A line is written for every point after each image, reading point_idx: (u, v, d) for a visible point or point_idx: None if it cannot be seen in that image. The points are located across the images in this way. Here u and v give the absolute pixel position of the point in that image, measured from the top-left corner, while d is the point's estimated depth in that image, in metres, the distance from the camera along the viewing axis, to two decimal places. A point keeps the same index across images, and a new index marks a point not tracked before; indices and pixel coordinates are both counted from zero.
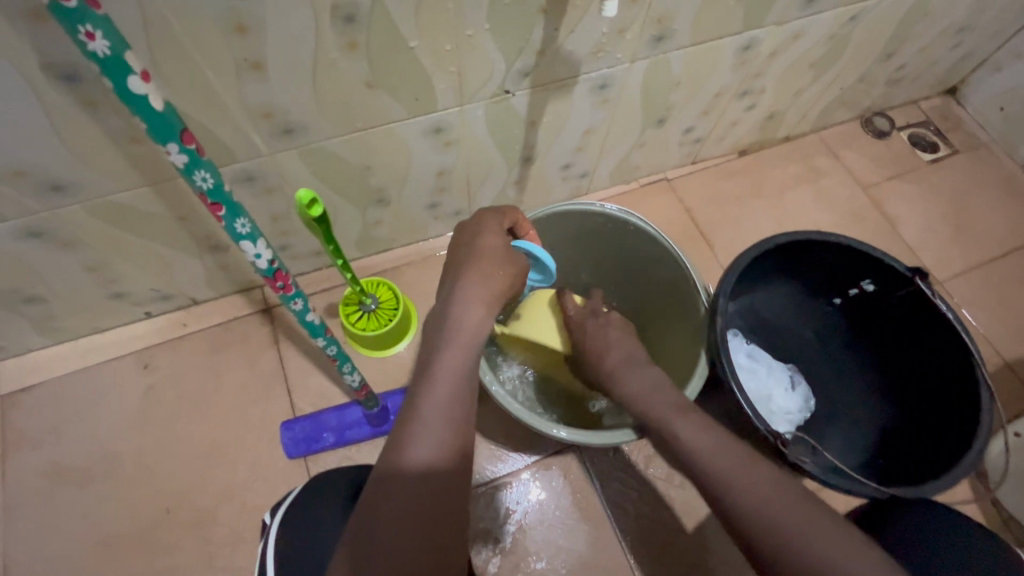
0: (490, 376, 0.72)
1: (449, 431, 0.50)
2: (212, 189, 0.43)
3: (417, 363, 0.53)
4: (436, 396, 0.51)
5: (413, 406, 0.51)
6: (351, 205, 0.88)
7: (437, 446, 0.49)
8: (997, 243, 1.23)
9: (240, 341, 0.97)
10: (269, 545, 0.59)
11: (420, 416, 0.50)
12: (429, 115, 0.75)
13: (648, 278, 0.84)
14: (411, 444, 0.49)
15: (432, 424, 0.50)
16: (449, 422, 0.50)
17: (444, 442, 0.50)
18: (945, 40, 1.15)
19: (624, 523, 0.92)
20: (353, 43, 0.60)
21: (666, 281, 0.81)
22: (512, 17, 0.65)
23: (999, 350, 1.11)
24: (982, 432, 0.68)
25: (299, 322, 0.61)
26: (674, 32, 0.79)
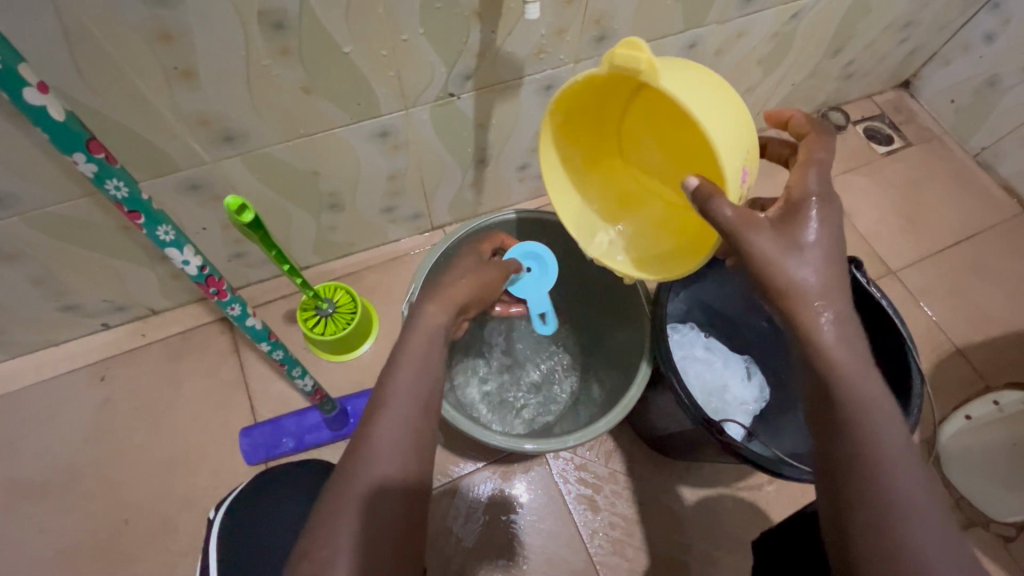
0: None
1: (413, 417, 0.51)
2: (128, 199, 0.44)
3: (386, 355, 0.54)
4: (400, 378, 0.53)
5: (378, 394, 0.52)
6: (303, 212, 0.89)
7: (397, 424, 0.50)
8: (948, 232, 1.26)
9: (199, 349, 0.97)
10: (212, 537, 0.60)
11: (385, 401, 0.51)
12: (372, 120, 0.76)
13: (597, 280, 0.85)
14: (373, 428, 0.50)
15: (396, 405, 0.51)
16: (413, 405, 0.52)
17: (407, 423, 0.51)
18: (892, 34, 1.18)
19: (584, 518, 0.93)
20: (285, 50, 0.61)
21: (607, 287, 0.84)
22: (446, 22, 0.66)
23: (951, 337, 1.14)
24: (911, 418, 0.68)
25: (240, 327, 0.62)
26: (615, 32, 0.80)
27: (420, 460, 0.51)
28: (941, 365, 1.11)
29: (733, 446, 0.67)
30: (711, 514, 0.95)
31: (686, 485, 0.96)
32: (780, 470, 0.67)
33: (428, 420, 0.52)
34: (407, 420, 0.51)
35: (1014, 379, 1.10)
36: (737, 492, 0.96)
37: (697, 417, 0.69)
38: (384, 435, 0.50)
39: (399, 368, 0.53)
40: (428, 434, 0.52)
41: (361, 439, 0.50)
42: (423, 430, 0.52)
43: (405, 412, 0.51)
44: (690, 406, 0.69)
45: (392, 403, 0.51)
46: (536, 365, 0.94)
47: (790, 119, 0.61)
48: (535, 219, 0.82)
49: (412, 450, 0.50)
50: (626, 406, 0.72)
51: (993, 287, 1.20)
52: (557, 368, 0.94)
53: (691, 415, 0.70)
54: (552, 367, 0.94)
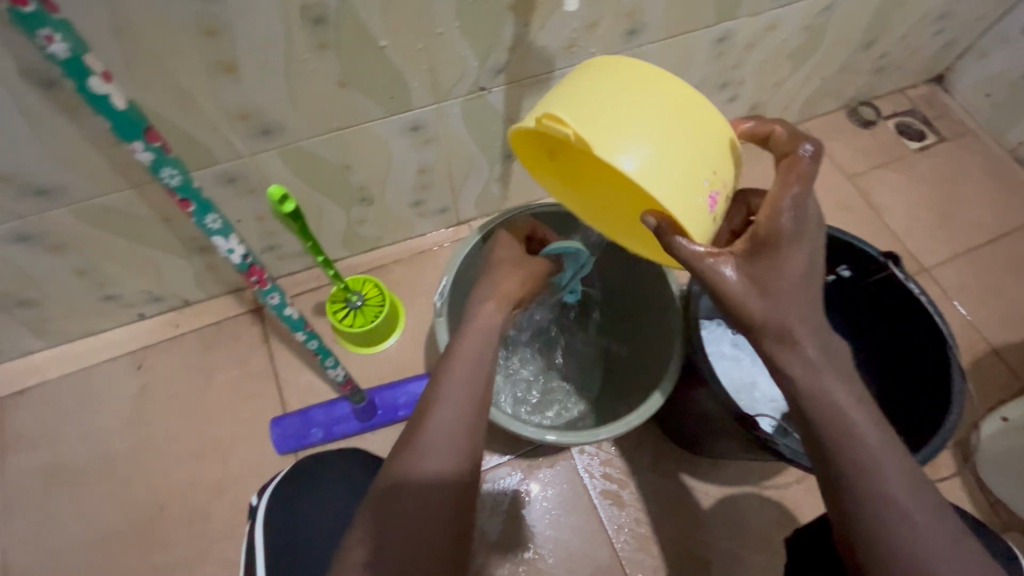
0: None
1: (466, 414, 0.52)
2: (180, 186, 0.45)
3: (445, 349, 0.56)
4: (456, 374, 0.54)
5: (433, 387, 0.53)
6: (334, 204, 0.90)
7: (453, 419, 0.51)
8: (983, 229, 1.23)
9: (231, 341, 0.99)
10: (255, 526, 0.61)
11: (439, 397, 0.52)
12: (405, 114, 0.77)
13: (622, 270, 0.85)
14: (428, 422, 0.51)
15: (450, 401, 0.52)
16: (466, 400, 0.53)
17: (461, 419, 0.52)
18: (927, 27, 1.16)
19: (610, 513, 0.93)
20: (323, 44, 0.62)
21: (633, 276, 0.84)
22: (481, 15, 0.66)
23: (987, 336, 1.11)
24: (953, 410, 0.67)
25: (278, 316, 0.63)
26: (646, 26, 0.80)
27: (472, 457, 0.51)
28: (974, 365, 1.08)
29: (771, 442, 0.66)
30: (737, 512, 0.94)
31: (712, 482, 0.95)
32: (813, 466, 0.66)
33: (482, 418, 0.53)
34: (462, 417, 0.52)
35: None
36: (763, 490, 0.95)
37: (736, 411, 0.68)
38: (436, 432, 0.50)
39: (455, 362, 0.55)
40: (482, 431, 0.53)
41: (417, 435, 0.51)
42: (478, 427, 0.52)
43: (459, 408, 0.52)
44: (727, 399, 0.68)
45: (449, 396, 0.52)
46: (558, 361, 0.94)
47: (771, 134, 0.52)
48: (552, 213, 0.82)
49: (466, 449, 0.51)
50: (662, 397, 0.71)
51: None
52: (577, 365, 0.94)
53: (729, 408, 0.69)
54: (571, 365, 0.94)
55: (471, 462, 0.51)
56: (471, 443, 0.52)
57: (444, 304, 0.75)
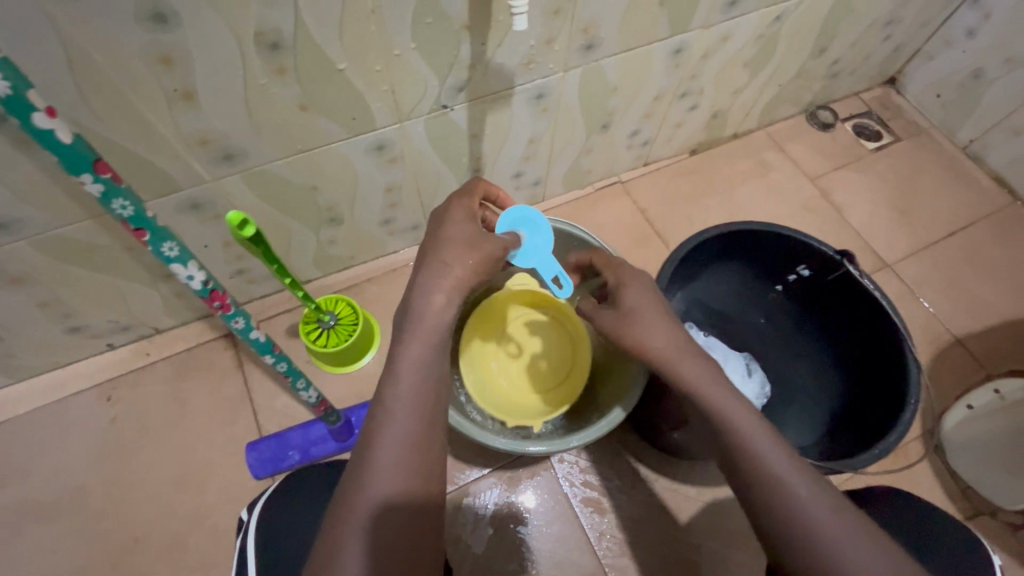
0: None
1: (418, 428, 0.51)
2: (132, 216, 0.45)
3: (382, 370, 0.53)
4: (402, 391, 0.52)
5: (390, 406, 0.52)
6: (303, 225, 0.91)
7: (400, 435, 0.50)
8: (941, 224, 1.27)
9: (205, 366, 0.98)
10: (248, 538, 0.62)
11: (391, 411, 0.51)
12: (368, 134, 0.78)
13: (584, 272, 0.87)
14: (374, 446, 0.50)
15: (394, 419, 0.51)
16: (417, 417, 0.52)
17: (408, 437, 0.51)
18: (875, 33, 1.20)
19: (591, 520, 0.94)
20: (281, 69, 0.63)
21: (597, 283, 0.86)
22: (437, 36, 0.68)
23: (950, 327, 1.14)
24: (909, 402, 0.69)
25: (244, 340, 0.62)
26: (602, 40, 0.82)
27: (422, 474, 0.50)
28: (939, 355, 1.11)
29: None
30: (718, 512, 0.95)
31: (691, 484, 0.96)
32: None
33: (433, 437, 0.52)
34: (409, 436, 0.51)
35: (1015, 366, 1.10)
36: None
37: None
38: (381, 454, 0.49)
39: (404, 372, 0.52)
40: (435, 448, 0.52)
41: (364, 457, 0.50)
42: (426, 443, 0.51)
43: (405, 426, 0.51)
44: None
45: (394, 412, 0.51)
46: None
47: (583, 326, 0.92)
48: None
49: (417, 466, 0.50)
50: (607, 425, 0.73)
51: (989, 276, 1.21)
52: None
53: None
54: None
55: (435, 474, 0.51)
56: (435, 458, 0.52)
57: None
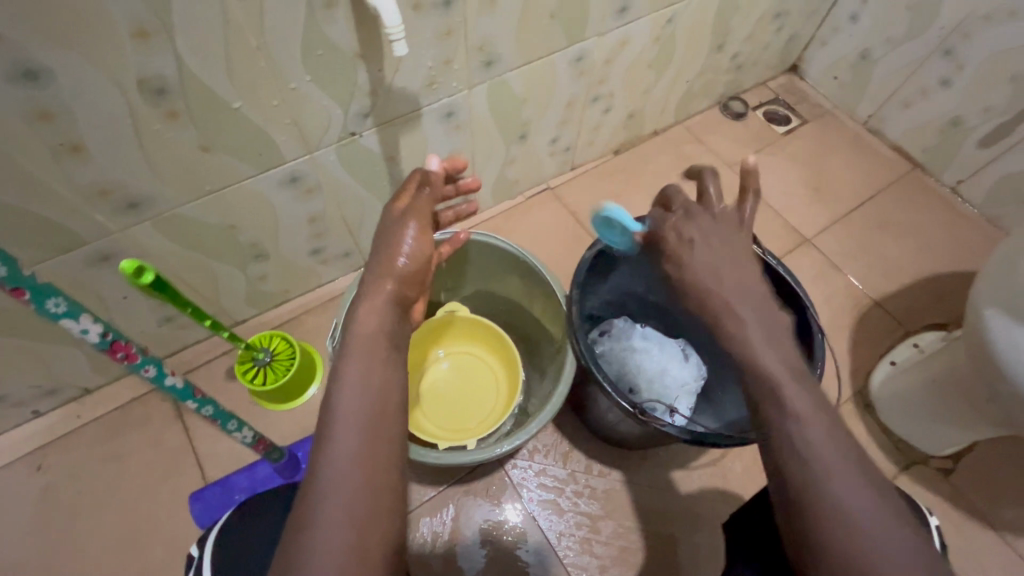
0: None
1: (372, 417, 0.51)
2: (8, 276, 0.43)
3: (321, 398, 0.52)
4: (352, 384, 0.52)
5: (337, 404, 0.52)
6: (228, 265, 0.90)
7: (350, 451, 0.48)
8: (851, 196, 1.35)
9: (141, 420, 0.95)
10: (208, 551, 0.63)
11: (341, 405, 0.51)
12: (280, 168, 0.79)
13: (507, 273, 0.90)
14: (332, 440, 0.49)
15: (342, 438, 0.49)
16: (364, 432, 0.50)
17: (358, 454, 0.49)
18: (767, 25, 1.28)
19: (549, 523, 0.94)
20: (172, 113, 0.63)
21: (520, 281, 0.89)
22: (331, 68, 0.69)
23: (869, 292, 1.22)
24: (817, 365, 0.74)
25: (159, 387, 0.61)
26: (500, 56, 0.86)
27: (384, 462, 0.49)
28: (861, 319, 1.18)
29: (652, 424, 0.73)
30: (673, 496, 0.97)
31: (644, 472, 0.98)
32: (703, 440, 0.73)
33: (383, 449, 0.50)
34: (359, 451, 0.48)
35: (930, 320, 1.18)
36: (693, 469, 0.99)
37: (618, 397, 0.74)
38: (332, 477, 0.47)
39: (343, 392, 0.52)
40: (389, 459, 0.50)
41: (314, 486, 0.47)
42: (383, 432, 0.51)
43: (356, 441, 0.49)
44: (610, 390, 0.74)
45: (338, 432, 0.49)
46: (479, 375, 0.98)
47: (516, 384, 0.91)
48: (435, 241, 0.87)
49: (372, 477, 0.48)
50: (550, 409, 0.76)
51: (899, 240, 1.29)
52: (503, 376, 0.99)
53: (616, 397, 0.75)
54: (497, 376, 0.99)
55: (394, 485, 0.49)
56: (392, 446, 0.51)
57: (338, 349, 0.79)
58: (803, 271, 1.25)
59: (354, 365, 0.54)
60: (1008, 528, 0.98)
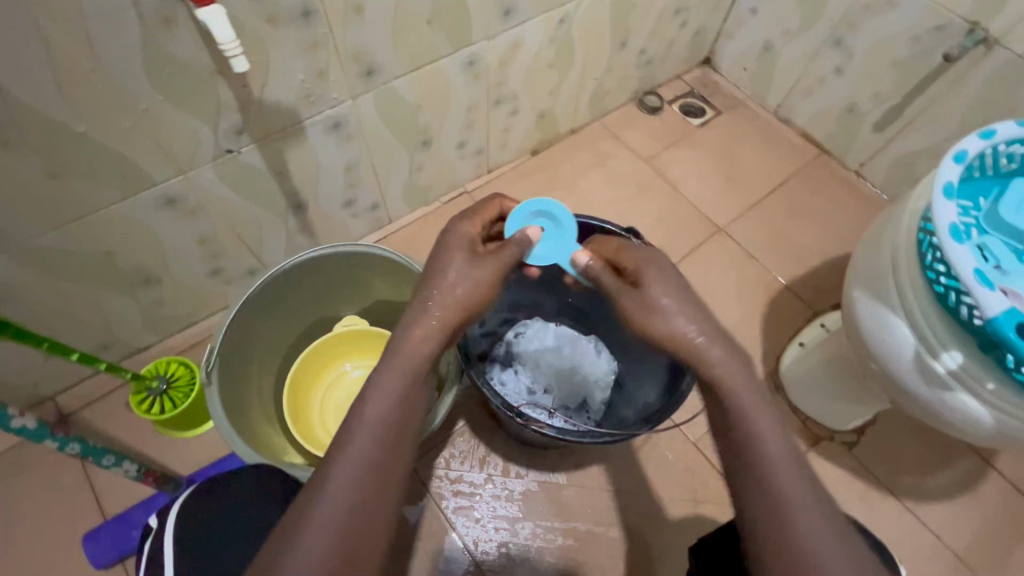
0: (245, 448, 0.73)
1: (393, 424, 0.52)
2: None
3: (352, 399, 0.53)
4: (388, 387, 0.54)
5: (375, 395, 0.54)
6: (113, 293, 0.86)
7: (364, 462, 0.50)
8: (763, 183, 1.39)
9: (33, 459, 0.91)
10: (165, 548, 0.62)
11: (380, 396, 0.53)
12: (150, 191, 0.76)
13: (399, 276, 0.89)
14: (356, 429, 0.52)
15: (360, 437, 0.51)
16: (381, 442, 0.51)
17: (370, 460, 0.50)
18: (670, 21, 1.31)
19: (466, 529, 0.94)
20: (7, 141, 0.60)
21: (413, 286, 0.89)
22: (186, 86, 0.67)
23: (781, 276, 1.26)
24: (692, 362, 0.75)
25: (8, 431, 0.58)
26: (381, 65, 0.85)
27: (383, 482, 0.50)
28: (774, 303, 1.22)
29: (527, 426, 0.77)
30: (591, 492, 0.98)
31: (562, 471, 0.99)
32: (587, 437, 0.76)
33: (394, 467, 0.52)
34: (370, 455, 0.50)
35: (837, 300, 1.23)
36: (610, 465, 1.00)
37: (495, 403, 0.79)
38: (343, 482, 0.49)
39: (378, 389, 0.53)
40: (393, 470, 0.51)
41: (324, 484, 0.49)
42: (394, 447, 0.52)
43: (369, 446, 0.51)
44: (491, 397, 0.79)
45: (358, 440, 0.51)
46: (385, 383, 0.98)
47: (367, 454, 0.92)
48: (319, 256, 0.86)
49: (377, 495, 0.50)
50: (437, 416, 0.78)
51: (808, 224, 1.33)
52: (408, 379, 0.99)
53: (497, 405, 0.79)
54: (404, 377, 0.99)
55: (391, 497, 0.50)
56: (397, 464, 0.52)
57: (213, 374, 0.76)
58: (719, 259, 1.28)
59: None
60: (909, 495, 1.02)
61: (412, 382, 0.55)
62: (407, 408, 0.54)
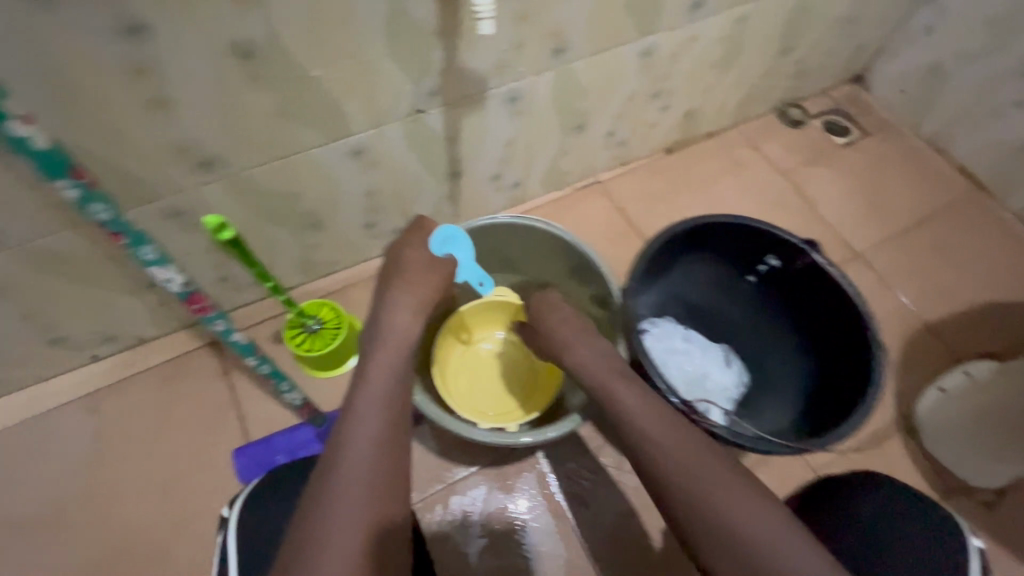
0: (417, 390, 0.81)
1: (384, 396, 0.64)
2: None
3: (353, 380, 0.65)
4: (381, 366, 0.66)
5: (364, 374, 0.66)
6: (285, 231, 0.92)
7: (374, 429, 0.60)
8: (910, 214, 1.31)
9: (188, 374, 0.98)
10: (227, 538, 0.64)
11: (370, 377, 0.65)
12: (346, 139, 0.80)
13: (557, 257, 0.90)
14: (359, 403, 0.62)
15: (366, 408, 0.62)
16: (383, 411, 0.62)
17: (377, 427, 0.61)
18: (838, 32, 1.25)
19: (577, 513, 0.96)
20: (256, 77, 0.64)
21: (571, 268, 0.89)
22: (409, 43, 0.70)
23: (921, 314, 1.18)
24: (873, 377, 0.76)
25: (225, 342, 0.64)
26: (571, 44, 0.85)
27: (388, 444, 0.60)
28: (911, 342, 1.15)
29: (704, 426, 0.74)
30: None
31: None
32: (751, 443, 0.72)
33: (398, 432, 0.62)
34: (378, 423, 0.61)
35: (981, 349, 1.14)
36: None
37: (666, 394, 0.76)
38: (356, 446, 0.59)
39: (375, 369, 0.66)
40: (399, 436, 0.62)
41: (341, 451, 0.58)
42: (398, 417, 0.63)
43: (377, 415, 0.62)
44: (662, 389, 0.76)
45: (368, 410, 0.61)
46: None
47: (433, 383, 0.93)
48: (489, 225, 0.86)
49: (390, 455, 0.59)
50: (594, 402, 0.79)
51: (957, 263, 1.24)
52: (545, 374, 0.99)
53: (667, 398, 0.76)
54: None
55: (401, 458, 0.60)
56: (402, 430, 0.63)
57: None
58: None
59: (393, 356, 0.68)
60: None
61: (406, 349, 0.70)
62: (400, 379, 0.66)
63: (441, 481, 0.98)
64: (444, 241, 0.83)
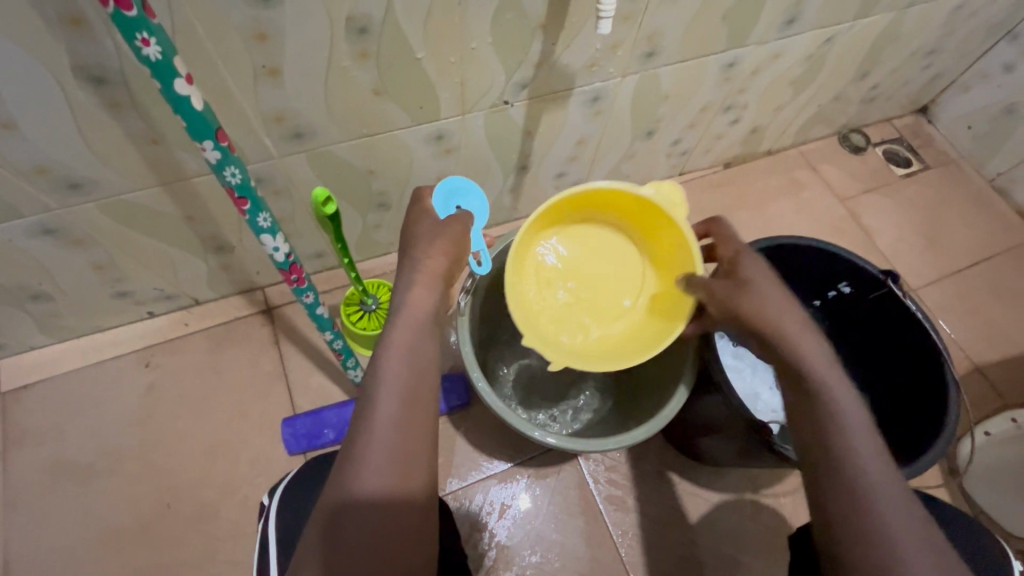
0: (476, 372, 0.75)
1: (407, 382, 0.52)
2: (158, 62, 0.39)
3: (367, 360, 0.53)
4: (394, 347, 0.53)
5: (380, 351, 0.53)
6: (353, 207, 0.92)
7: (388, 422, 0.50)
8: (966, 253, 1.29)
9: (240, 339, 0.99)
10: (267, 525, 0.61)
11: (388, 359, 0.52)
12: (431, 123, 0.80)
13: None
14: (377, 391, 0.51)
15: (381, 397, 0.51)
16: (401, 399, 0.51)
17: (395, 419, 0.50)
18: (915, 61, 1.22)
19: (614, 518, 0.97)
20: (365, 53, 0.65)
21: None
22: (513, 33, 0.69)
23: (970, 355, 1.17)
24: (949, 416, 0.73)
25: (310, 315, 0.67)
26: (663, 49, 0.84)
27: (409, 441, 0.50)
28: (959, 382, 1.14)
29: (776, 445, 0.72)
30: (736, 519, 0.98)
31: (712, 490, 0.99)
32: None
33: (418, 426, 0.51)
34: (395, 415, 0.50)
35: None
36: (761, 498, 0.99)
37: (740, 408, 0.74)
38: (372, 442, 0.49)
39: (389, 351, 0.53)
40: (421, 430, 0.51)
41: (353, 451, 0.49)
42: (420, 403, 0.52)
43: (393, 404, 0.51)
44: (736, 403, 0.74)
45: (382, 401, 0.50)
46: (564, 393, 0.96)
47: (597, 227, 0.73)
48: None
49: (404, 460, 0.49)
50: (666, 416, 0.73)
51: (1011, 308, 1.23)
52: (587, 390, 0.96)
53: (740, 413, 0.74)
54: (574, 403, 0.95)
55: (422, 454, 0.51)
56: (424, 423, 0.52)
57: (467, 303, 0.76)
58: None
59: (412, 331, 0.54)
60: None
61: (430, 334, 0.56)
62: (425, 364, 0.54)
63: (480, 472, 0.99)
64: (449, 195, 0.65)
